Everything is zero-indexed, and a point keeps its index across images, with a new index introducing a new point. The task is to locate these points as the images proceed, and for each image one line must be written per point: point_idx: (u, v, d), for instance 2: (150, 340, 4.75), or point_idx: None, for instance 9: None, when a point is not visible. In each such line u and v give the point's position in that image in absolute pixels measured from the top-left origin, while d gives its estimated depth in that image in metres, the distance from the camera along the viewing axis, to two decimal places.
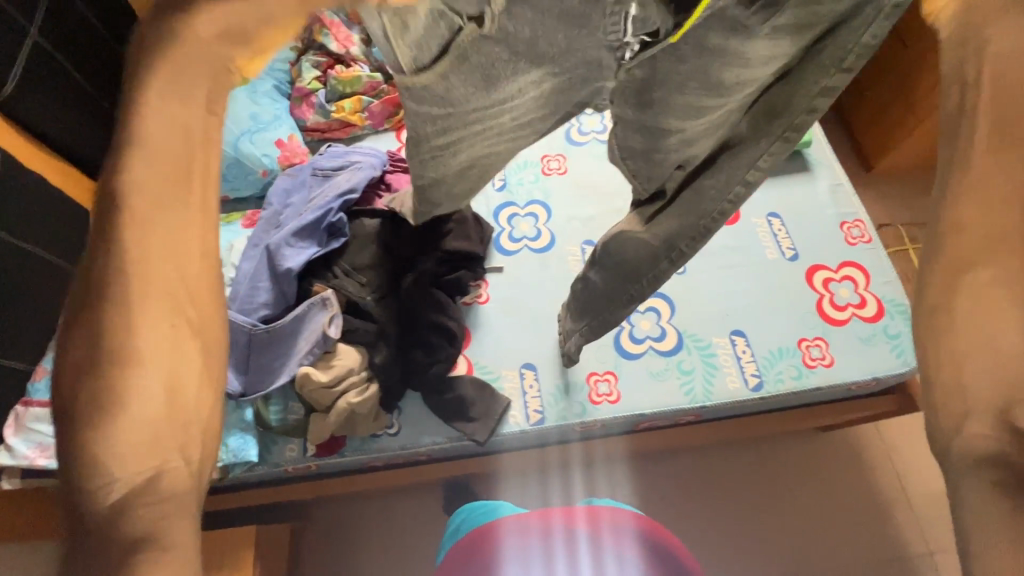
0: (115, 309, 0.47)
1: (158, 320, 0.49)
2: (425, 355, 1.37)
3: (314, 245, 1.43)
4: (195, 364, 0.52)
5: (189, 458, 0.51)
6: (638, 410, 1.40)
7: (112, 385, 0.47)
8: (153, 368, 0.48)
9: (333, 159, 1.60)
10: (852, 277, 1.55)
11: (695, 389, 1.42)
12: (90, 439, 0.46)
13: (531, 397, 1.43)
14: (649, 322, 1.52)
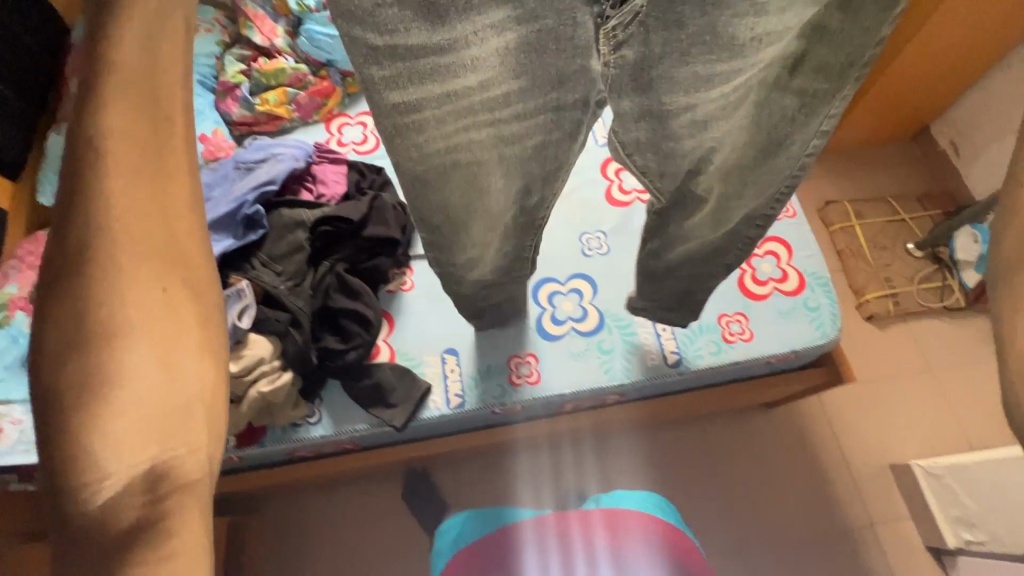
0: (87, 267, 0.41)
1: (144, 276, 0.43)
2: (341, 343, 1.25)
3: (230, 236, 1.28)
4: (187, 345, 0.45)
5: (197, 449, 0.44)
6: (765, 354, 1.30)
7: (82, 366, 0.41)
8: (137, 348, 0.42)
9: (258, 151, 1.47)
10: (774, 252, 1.39)
11: (820, 322, 1.32)
12: (78, 430, 0.40)
13: (664, 339, 1.31)
14: (769, 265, 1.39)
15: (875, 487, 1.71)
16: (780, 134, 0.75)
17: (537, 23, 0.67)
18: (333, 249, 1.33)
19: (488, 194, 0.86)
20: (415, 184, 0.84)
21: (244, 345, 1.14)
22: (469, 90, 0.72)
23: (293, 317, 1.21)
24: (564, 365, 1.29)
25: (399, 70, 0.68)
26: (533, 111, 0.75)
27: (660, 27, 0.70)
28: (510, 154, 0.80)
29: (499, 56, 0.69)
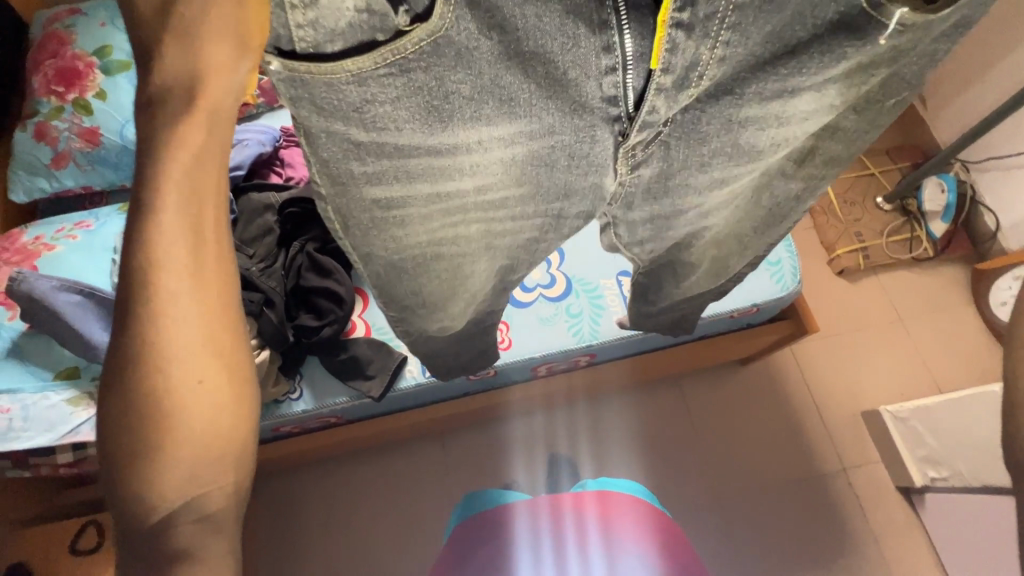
0: (152, 336, 0.52)
1: (198, 353, 0.53)
2: (316, 320, 1.28)
3: None
4: (224, 412, 0.55)
5: (223, 485, 0.55)
6: (726, 309, 1.34)
7: (134, 413, 0.52)
8: (182, 412, 0.52)
9: None
10: None
11: (780, 275, 1.35)
12: (140, 451, 0.52)
13: None
14: None
15: (846, 434, 1.78)
16: (780, 210, 0.94)
17: (553, 138, 0.68)
18: (304, 230, 1.34)
19: (473, 262, 0.87)
20: (384, 266, 0.80)
21: None
22: (460, 189, 0.72)
23: (265, 297, 1.23)
24: (534, 330, 1.33)
25: (384, 169, 0.65)
26: (533, 200, 0.78)
27: (679, 143, 0.73)
28: (500, 233, 0.83)
29: (501, 163, 0.70)
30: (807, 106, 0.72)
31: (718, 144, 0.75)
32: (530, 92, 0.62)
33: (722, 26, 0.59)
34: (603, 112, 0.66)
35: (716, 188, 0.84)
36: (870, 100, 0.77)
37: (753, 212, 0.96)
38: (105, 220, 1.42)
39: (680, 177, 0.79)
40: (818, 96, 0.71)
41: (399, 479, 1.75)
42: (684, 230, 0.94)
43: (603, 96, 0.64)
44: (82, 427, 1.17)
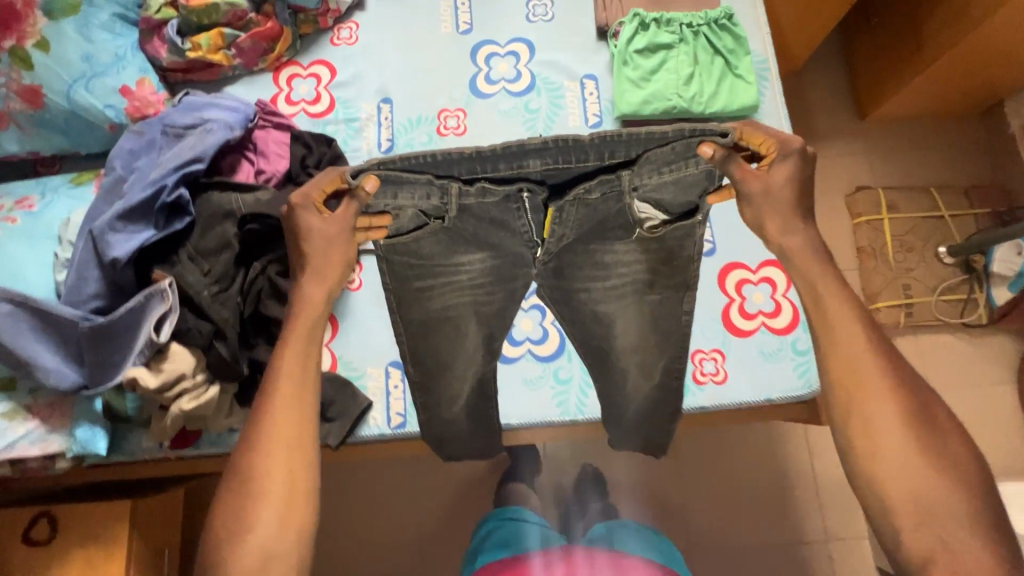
0: None
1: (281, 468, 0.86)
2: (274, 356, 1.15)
3: (149, 229, 1.14)
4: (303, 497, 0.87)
5: None
6: (738, 394, 1.17)
7: None
8: None
9: (186, 115, 1.27)
10: (766, 279, 1.22)
11: (806, 369, 1.17)
12: None
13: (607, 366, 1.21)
14: (761, 294, 1.22)
15: (837, 505, 1.68)
16: (660, 323, 1.04)
17: (503, 258, 0.95)
18: (267, 248, 1.16)
19: (468, 354, 1.06)
20: (417, 340, 1.04)
21: (165, 358, 1.08)
22: (457, 287, 0.98)
23: (216, 328, 1.09)
24: (515, 392, 1.20)
25: (422, 274, 0.96)
26: (501, 300, 1.01)
27: (573, 261, 0.97)
28: (488, 323, 1.04)
29: (482, 274, 0.97)
30: (626, 258, 0.97)
31: (591, 269, 0.98)
32: (491, 242, 0.92)
33: (573, 217, 0.89)
34: (528, 248, 0.94)
35: (628, 308, 1.02)
36: (669, 256, 0.96)
37: (650, 329, 1.05)
38: (55, 200, 1.26)
39: (578, 294, 1.02)
40: (627, 252, 0.96)
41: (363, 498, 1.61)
42: (602, 347, 1.08)
43: (528, 243, 0.93)
44: (26, 441, 1.12)
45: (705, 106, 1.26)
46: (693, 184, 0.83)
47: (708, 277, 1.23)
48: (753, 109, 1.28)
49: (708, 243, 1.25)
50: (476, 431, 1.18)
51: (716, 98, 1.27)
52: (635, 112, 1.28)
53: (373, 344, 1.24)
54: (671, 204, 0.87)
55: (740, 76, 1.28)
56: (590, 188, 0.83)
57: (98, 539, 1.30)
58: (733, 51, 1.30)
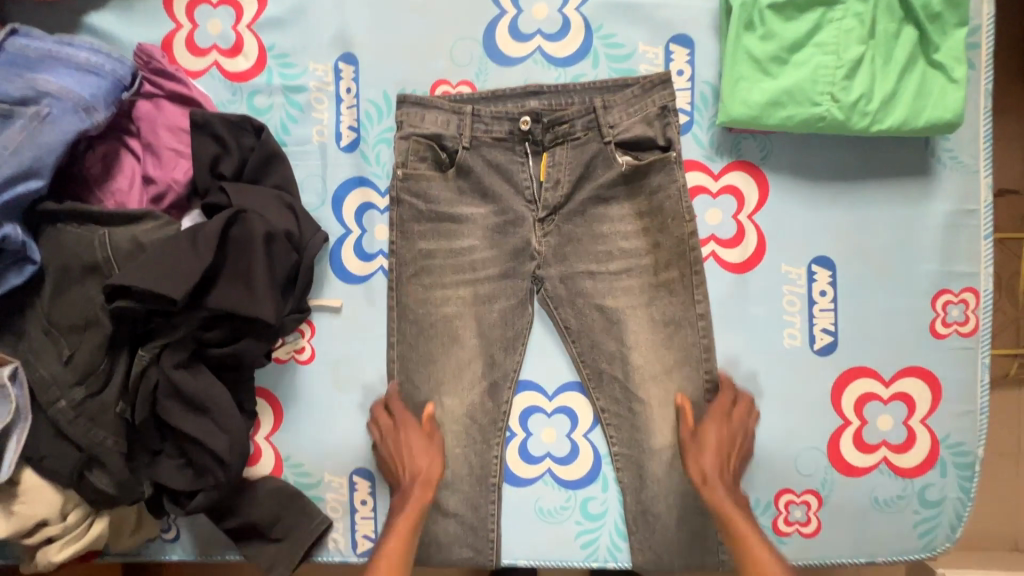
0: None
1: None
2: (180, 477, 0.79)
3: None
4: None
5: None
6: (831, 555, 0.85)
7: None
8: None
9: (11, 78, 0.75)
10: (902, 395, 0.84)
11: (936, 531, 0.84)
12: None
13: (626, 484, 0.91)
14: (891, 417, 0.84)
15: None
16: (672, 319, 0.84)
17: (507, 213, 0.84)
18: (159, 323, 0.75)
19: (463, 361, 0.86)
20: (409, 332, 0.87)
21: (14, 492, 0.73)
22: (461, 250, 0.85)
23: (88, 455, 0.73)
24: (526, 524, 0.87)
25: (427, 229, 0.85)
26: (498, 261, 0.85)
27: (570, 225, 0.85)
28: (485, 317, 0.85)
29: (485, 232, 0.85)
30: (626, 225, 0.84)
31: (596, 244, 0.85)
32: (499, 189, 0.84)
33: (561, 163, 0.84)
34: (528, 203, 0.85)
35: (639, 302, 0.85)
36: (659, 214, 0.83)
37: (667, 344, 0.84)
38: None
39: (582, 281, 0.84)
40: (624, 220, 0.84)
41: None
42: (615, 374, 0.85)
43: (528, 197, 0.85)
44: None
45: (872, 118, 0.76)
46: (653, 113, 0.82)
47: (819, 389, 0.85)
48: (949, 127, 0.77)
49: (827, 336, 0.84)
50: (466, 537, 0.87)
51: (892, 105, 0.76)
52: (752, 121, 0.78)
53: (331, 439, 0.89)
54: (642, 140, 0.82)
55: (941, 64, 0.76)
56: (572, 123, 0.82)
57: None
58: (937, 15, 0.75)
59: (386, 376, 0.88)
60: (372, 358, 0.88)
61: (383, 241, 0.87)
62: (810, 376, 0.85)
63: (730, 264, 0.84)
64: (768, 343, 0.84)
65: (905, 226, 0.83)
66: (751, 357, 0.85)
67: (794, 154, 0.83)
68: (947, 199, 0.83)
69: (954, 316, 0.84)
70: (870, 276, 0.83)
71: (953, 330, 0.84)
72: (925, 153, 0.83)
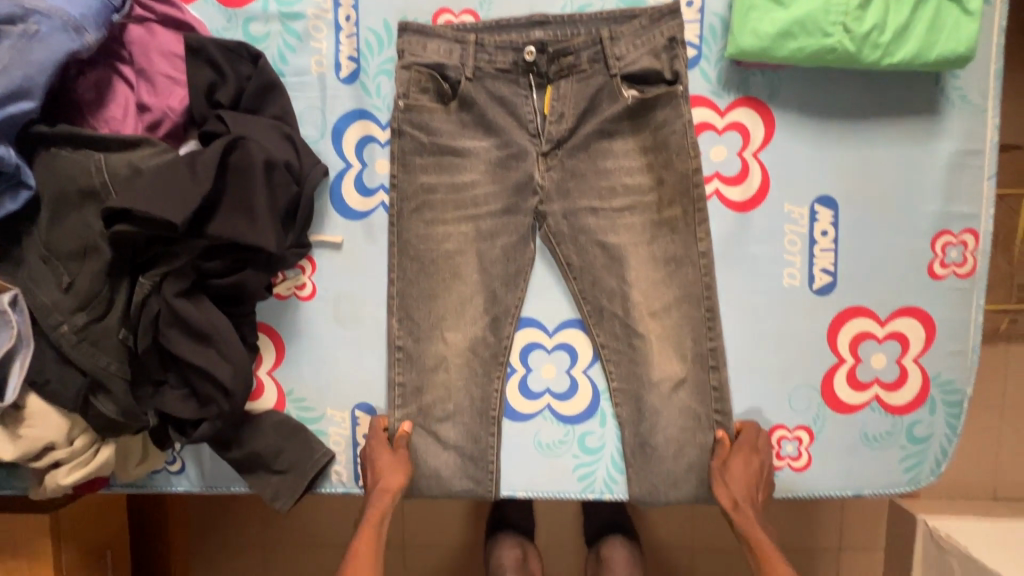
0: None
1: None
2: (184, 406, 0.80)
3: None
4: None
5: None
6: (819, 487, 0.88)
7: None
8: None
9: None
10: (896, 334, 0.85)
11: (922, 466, 0.86)
12: None
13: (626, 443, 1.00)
14: (884, 355, 0.86)
15: (860, 518, 1.53)
16: (673, 257, 0.85)
17: (510, 146, 0.84)
18: (159, 250, 0.75)
19: (465, 297, 0.87)
20: (411, 267, 0.87)
21: (20, 416, 0.74)
22: (463, 184, 0.85)
23: (92, 380, 0.74)
24: (524, 458, 0.90)
25: (429, 163, 0.85)
26: (500, 196, 0.85)
27: (573, 160, 0.84)
28: (487, 252, 0.86)
29: (487, 166, 0.84)
30: (629, 162, 0.84)
31: (598, 180, 0.84)
32: (502, 123, 0.83)
33: (565, 96, 0.83)
34: (530, 137, 0.84)
35: (640, 240, 0.85)
36: (664, 150, 0.83)
37: (667, 281, 0.85)
38: None
39: (584, 217, 0.84)
40: (628, 157, 0.84)
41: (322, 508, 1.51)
42: (615, 311, 0.86)
43: (531, 131, 0.84)
44: None
45: (883, 51, 0.75)
46: (660, 46, 0.80)
47: (816, 328, 0.86)
48: (961, 62, 0.76)
49: (826, 276, 0.85)
50: (466, 470, 0.89)
51: (904, 38, 0.75)
52: (762, 53, 0.76)
53: (332, 374, 0.90)
54: (647, 73, 0.81)
55: None
56: (577, 54, 0.81)
57: (18, 551, 1.10)
58: None
59: (388, 313, 0.88)
60: (374, 294, 0.88)
61: (383, 175, 0.86)
62: (807, 314, 0.86)
63: (732, 203, 0.84)
64: (768, 282, 0.85)
65: (910, 165, 0.83)
66: (749, 295, 0.85)
67: (801, 90, 0.82)
68: (954, 138, 0.83)
69: (952, 257, 0.84)
70: (871, 216, 0.84)
71: (950, 271, 0.85)
72: (934, 92, 0.82)
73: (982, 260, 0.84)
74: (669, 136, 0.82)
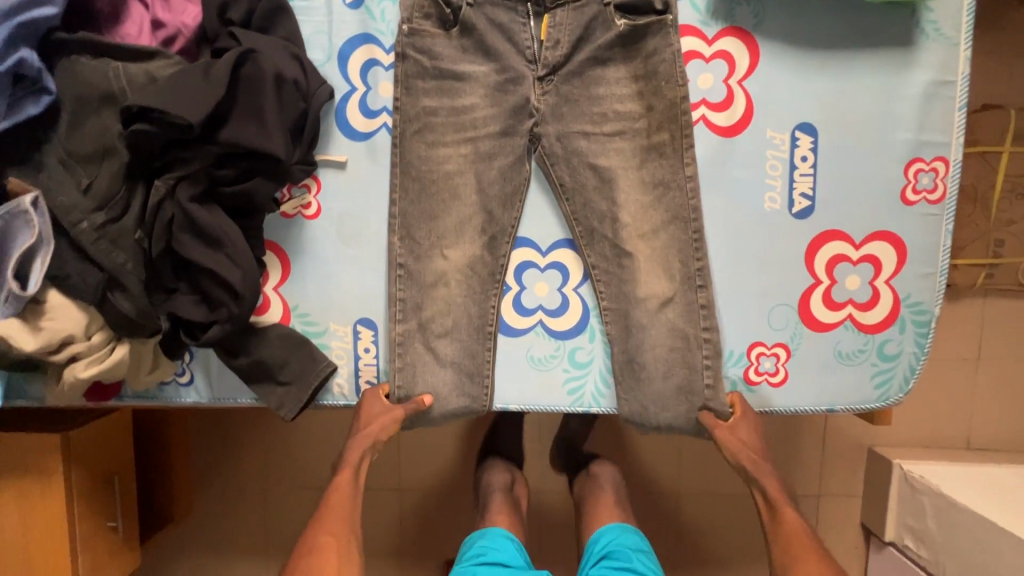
0: None
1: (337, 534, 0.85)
2: (195, 309, 0.84)
3: None
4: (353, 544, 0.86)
5: None
6: (794, 403, 0.93)
7: None
8: None
9: None
10: (869, 257, 0.90)
11: (892, 381, 0.92)
12: None
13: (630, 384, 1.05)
14: (858, 277, 0.91)
15: (840, 467, 1.59)
16: (660, 180, 0.89)
17: (508, 71, 0.88)
18: (174, 156, 0.79)
19: (464, 216, 0.92)
20: (412, 188, 0.91)
21: (42, 310, 0.78)
22: (463, 107, 0.90)
23: (109, 277, 0.78)
24: (517, 373, 0.94)
25: (431, 87, 0.89)
26: (497, 119, 0.89)
27: (568, 85, 0.89)
28: (485, 173, 0.90)
29: (486, 90, 0.89)
30: (620, 88, 0.89)
31: (591, 105, 0.89)
32: (500, 48, 0.88)
33: (561, 23, 0.87)
34: (527, 63, 0.88)
35: (630, 164, 0.89)
36: (654, 76, 0.87)
37: (655, 203, 0.90)
38: None
39: (577, 140, 0.89)
40: (619, 83, 0.88)
41: (321, 446, 1.59)
42: (605, 232, 0.90)
43: (528, 57, 0.88)
44: None
45: None
46: None
47: (795, 250, 0.91)
48: None
49: (805, 200, 0.90)
50: (463, 384, 0.93)
51: None
52: None
53: (335, 290, 0.94)
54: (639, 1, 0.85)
55: None
56: None
57: (30, 470, 1.15)
58: None
59: (389, 232, 0.92)
60: (376, 215, 0.93)
61: (386, 98, 0.90)
62: (787, 237, 0.90)
63: (717, 128, 0.88)
64: (749, 206, 0.90)
65: (885, 95, 0.88)
66: (732, 218, 0.90)
67: (785, 22, 0.87)
68: (928, 70, 0.87)
69: (924, 183, 0.89)
70: (849, 143, 0.89)
71: (921, 197, 0.90)
72: (910, 25, 0.87)
73: (952, 187, 0.89)
74: (659, 62, 0.86)
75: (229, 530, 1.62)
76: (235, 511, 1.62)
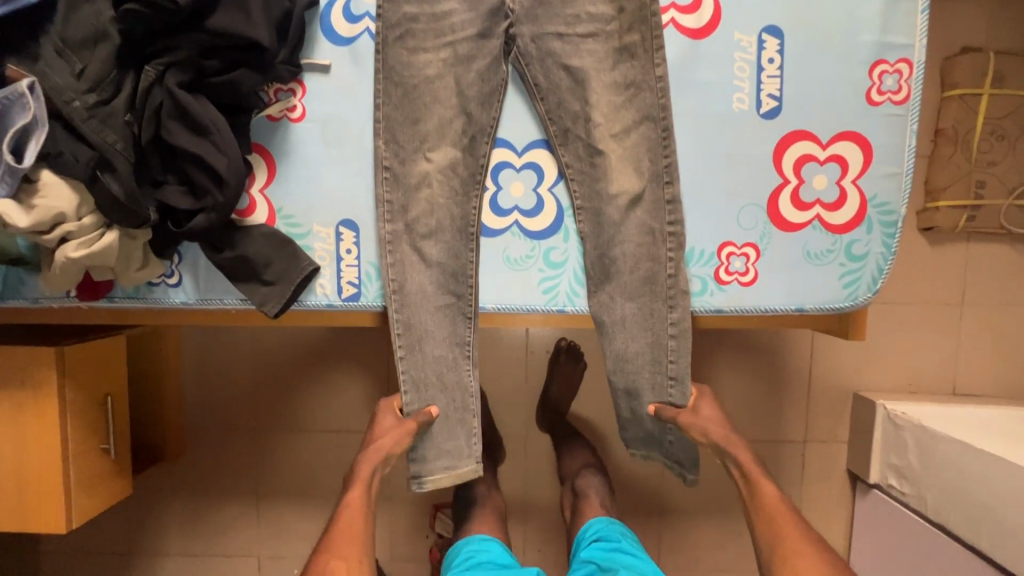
0: None
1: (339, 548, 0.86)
2: (182, 198, 0.88)
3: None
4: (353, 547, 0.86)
5: None
6: (764, 303, 0.95)
7: None
8: None
9: None
10: (836, 157, 0.93)
11: (859, 281, 0.94)
12: None
13: None
14: (825, 177, 0.93)
15: (826, 413, 1.59)
16: (631, 80, 0.92)
17: None
18: (163, 45, 0.83)
19: (444, 119, 0.95)
20: (393, 91, 0.95)
21: (36, 189, 0.82)
22: (442, 13, 0.94)
23: (100, 157, 0.82)
24: (494, 273, 0.97)
25: None
26: (475, 22, 0.93)
27: None
28: (463, 76, 0.94)
29: None
30: None
31: (565, 8, 0.92)
32: None
33: None
34: None
35: (603, 66, 0.93)
36: None
37: (626, 105, 0.93)
38: None
39: (551, 42, 0.93)
40: None
41: (311, 387, 1.61)
42: (579, 132, 0.93)
43: None
44: None
45: None
46: None
47: (763, 150, 0.93)
48: None
49: (773, 101, 0.93)
50: (446, 284, 0.96)
51: None
52: None
53: (319, 192, 0.98)
54: None
55: None
56: None
57: (26, 383, 1.18)
58: None
59: (371, 134, 0.96)
60: (359, 117, 0.96)
61: (369, 4, 0.94)
62: (755, 137, 0.93)
63: (686, 30, 0.92)
64: (718, 106, 0.93)
65: None
66: (702, 118, 0.93)
67: None
68: None
69: (888, 84, 0.92)
70: (814, 44, 0.91)
71: (886, 98, 0.92)
72: None
73: (915, 87, 0.92)
74: None
75: (219, 471, 1.63)
76: (224, 448, 1.63)
